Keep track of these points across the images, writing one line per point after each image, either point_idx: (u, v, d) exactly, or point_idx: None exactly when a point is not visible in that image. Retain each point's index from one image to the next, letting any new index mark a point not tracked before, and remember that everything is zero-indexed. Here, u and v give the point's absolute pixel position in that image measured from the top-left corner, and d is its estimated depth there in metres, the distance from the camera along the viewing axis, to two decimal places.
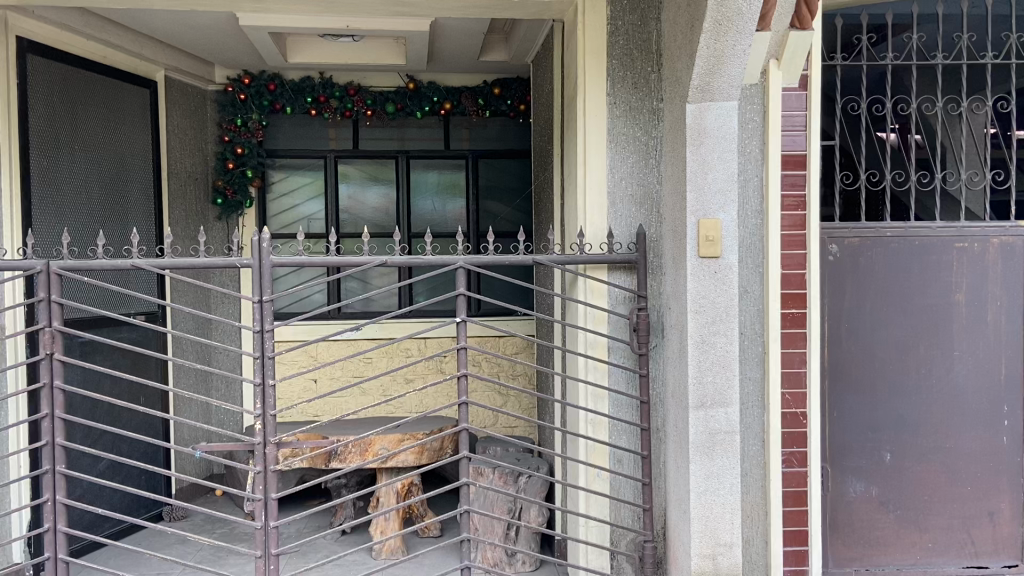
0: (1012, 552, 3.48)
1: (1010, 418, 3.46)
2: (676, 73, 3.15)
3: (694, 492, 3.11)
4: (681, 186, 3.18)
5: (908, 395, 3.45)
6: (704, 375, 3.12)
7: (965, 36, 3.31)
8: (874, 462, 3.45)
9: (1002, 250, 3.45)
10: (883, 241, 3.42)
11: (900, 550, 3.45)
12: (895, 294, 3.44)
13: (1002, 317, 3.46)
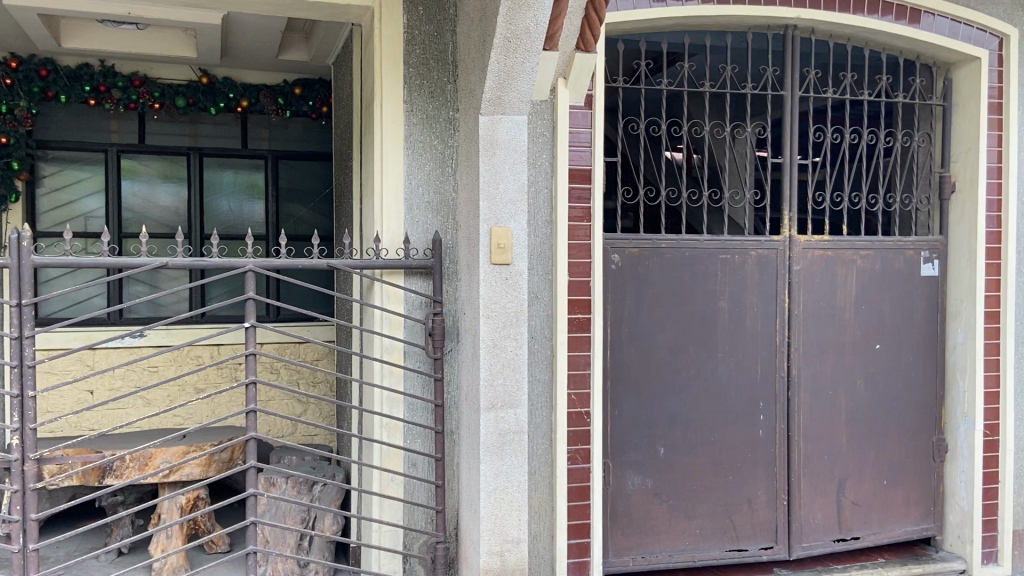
0: (767, 535, 3.89)
1: (764, 412, 3.86)
2: (470, 85, 3.25)
3: (485, 492, 3.20)
4: (474, 195, 3.27)
5: (679, 393, 3.76)
6: (495, 379, 3.21)
7: (729, 68, 3.69)
8: (650, 457, 3.73)
9: (759, 262, 3.84)
10: (658, 252, 3.71)
11: (671, 537, 3.76)
12: (668, 300, 3.74)
13: (759, 322, 3.86)
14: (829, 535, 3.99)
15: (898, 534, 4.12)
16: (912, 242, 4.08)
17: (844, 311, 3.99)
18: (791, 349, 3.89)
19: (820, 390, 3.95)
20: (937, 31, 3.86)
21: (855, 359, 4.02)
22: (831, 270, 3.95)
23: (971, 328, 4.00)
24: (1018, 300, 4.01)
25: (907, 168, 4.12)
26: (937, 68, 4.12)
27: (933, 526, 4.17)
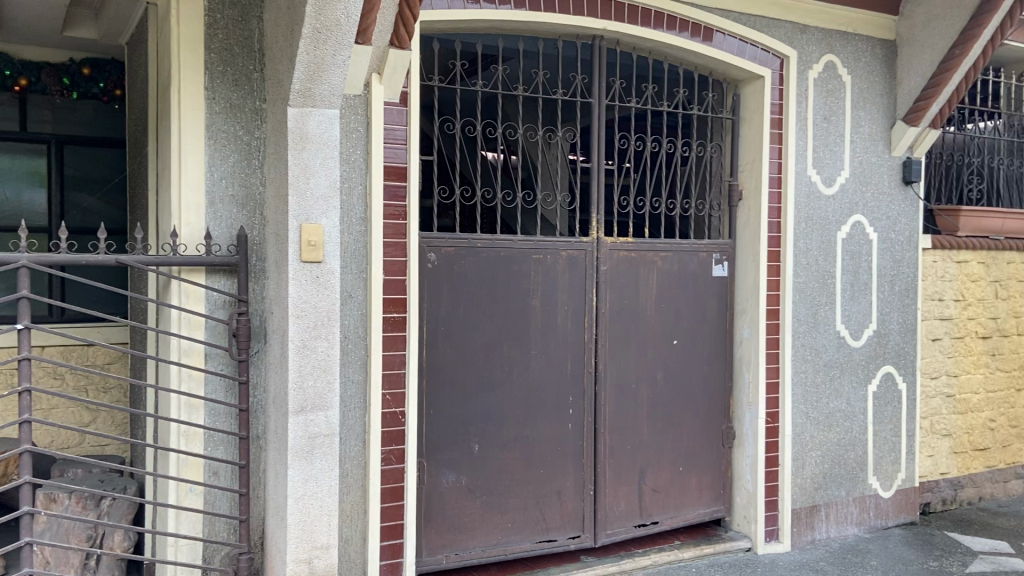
0: (575, 524, 4.05)
1: (574, 407, 4.02)
2: (278, 76, 3.12)
3: (292, 498, 3.08)
4: (283, 190, 3.14)
5: (493, 390, 3.83)
6: (305, 380, 3.10)
7: (540, 73, 3.82)
8: (464, 454, 3.77)
9: (569, 262, 3.99)
10: (473, 251, 3.75)
11: (484, 532, 3.82)
12: (483, 299, 3.79)
13: (569, 320, 4.00)
14: (631, 521, 4.23)
15: (693, 517, 4.43)
16: (705, 245, 4.40)
17: (646, 309, 4.23)
18: (598, 345, 4.07)
19: (625, 384, 4.17)
20: (727, 50, 4.19)
21: (656, 355, 4.27)
22: (634, 270, 4.18)
23: (755, 324, 4.38)
24: (795, 300, 4.43)
25: (702, 175, 4.43)
26: (728, 84, 4.47)
27: (723, 508, 4.52)
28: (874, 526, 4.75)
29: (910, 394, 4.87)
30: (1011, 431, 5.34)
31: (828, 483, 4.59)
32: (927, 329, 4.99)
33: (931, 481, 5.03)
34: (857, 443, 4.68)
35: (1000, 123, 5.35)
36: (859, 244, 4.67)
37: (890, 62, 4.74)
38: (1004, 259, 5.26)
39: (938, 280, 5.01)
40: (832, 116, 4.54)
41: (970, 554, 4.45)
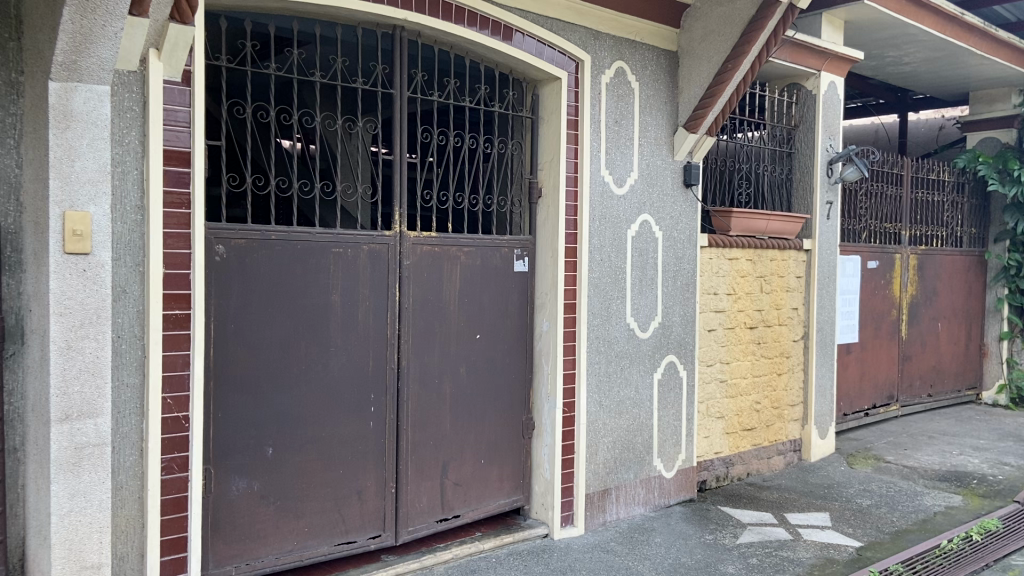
0: (375, 524, 3.98)
1: (375, 404, 3.93)
2: (36, 44, 2.75)
3: (56, 516, 2.77)
4: (42, 173, 2.79)
5: (289, 391, 3.65)
6: (70, 386, 2.78)
7: (339, 60, 3.68)
8: (258, 458, 3.57)
9: (370, 256, 3.89)
10: (267, 244, 3.55)
11: (279, 539, 3.65)
12: (279, 295, 3.60)
13: (370, 316, 3.91)
14: (433, 516, 4.23)
15: (493, 508, 4.51)
16: (507, 241, 4.47)
17: (449, 304, 4.23)
18: (401, 341, 4.01)
19: (428, 380, 4.15)
20: (525, 50, 4.28)
21: (459, 349, 4.29)
22: (437, 265, 4.16)
23: (553, 318, 4.52)
24: (589, 294, 4.63)
25: (503, 172, 4.50)
26: (527, 83, 4.57)
27: (522, 498, 4.64)
28: (658, 505, 5.09)
29: (690, 380, 5.26)
30: (774, 411, 5.92)
31: (618, 467, 4.85)
32: (705, 320, 5.42)
33: (707, 460, 5.48)
34: (644, 428, 4.98)
35: (764, 133, 5.86)
36: (646, 241, 4.96)
37: (673, 71, 5.07)
38: (768, 256, 5.81)
39: (713, 275, 5.46)
40: (622, 119, 4.79)
41: (739, 526, 4.90)
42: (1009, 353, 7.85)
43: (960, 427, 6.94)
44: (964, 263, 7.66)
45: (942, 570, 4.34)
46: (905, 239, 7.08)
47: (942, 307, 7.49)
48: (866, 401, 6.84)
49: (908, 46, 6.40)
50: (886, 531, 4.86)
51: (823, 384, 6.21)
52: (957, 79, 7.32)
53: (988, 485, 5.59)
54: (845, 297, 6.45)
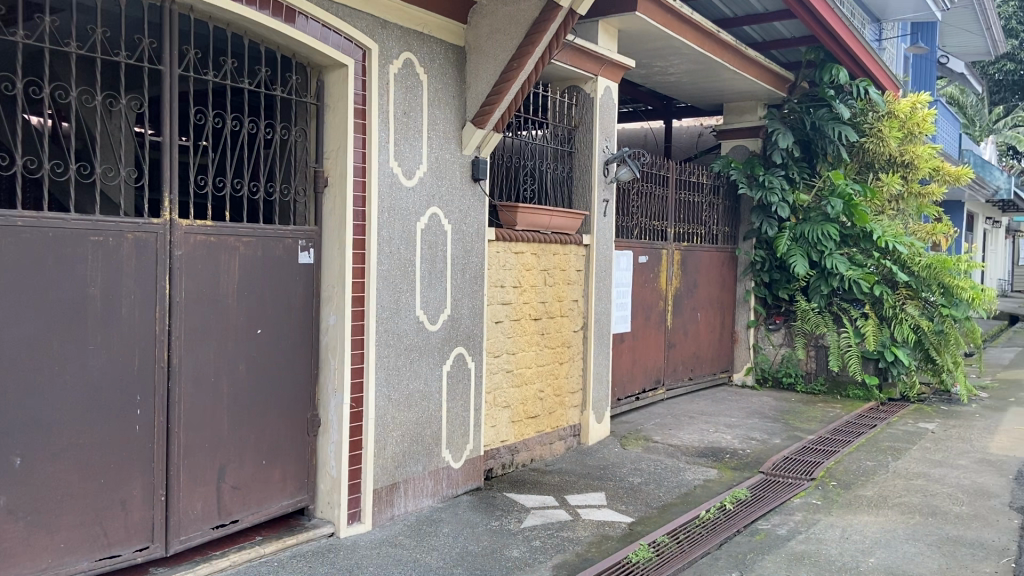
0: (143, 535, 3.66)
1: (142, 407, 3.61)
2: None
3: None
4: None
5: (39, 395, 3.25)
6: None
7: (99, 29, 3.31)
8: (2, 470, 3.16)
9: (136, 246, 3.55)
10: (11, 230, 3.14)
11: (28, 559, 3.26)
12: (25, 288, 3.20)
13: (136, 311, 3.57)
14: (208, 523, 3.96)
15: (275, 510, 4.31)
16: (290, 231, 4.28)
17: (226, 297, 3.96)
18: (171, 338, 3.71)
19: (202, 379, 3.87)
20: (309, 34, 4.11)
21: (236, 346, 4.04)
22: (212, 256, 3.89)
23: (340, 311, 4.40)
24: (378, 287, 4.56)
25: (285, 159, 4.30)
26: (311, 68, 4.40)
27: (306, 498, 4.48)
28: (446, 495, 5.13)
29: (477, 371, 5.36)
30: (556, 398, 6.18)
31: (406, 460, 4.83)
32: (492, 312, 5.55)
33: (493, 449, 5.61)
34: (433, 420, 5.00)
35: (547, 131, 6.11)
36: (435, 234, 4.98)
37: (460, 66, 5.13)
38: (551, 250, 6.06)
39: (500, 268, 5.60)
40: (411, 111, 4.77)
41: (523, 510, 5.08)
42: (754, 340, 8.80)
43: (715, 407, 7.68)
44: (719, 259, 8.47)
45: (701, 538, 4.79)
46: (671, 236, 7.68)
47: (701, 299, 8.23)
48: (637, 386, 7.35)
49: (673, 57, 6.95)
50: (654, 506, 5.27)
51: (600, 371, 6.58)
52: (714, 91, 8.07)
53: (738, 458, 6.24)
54: (619, 289, 6.88)
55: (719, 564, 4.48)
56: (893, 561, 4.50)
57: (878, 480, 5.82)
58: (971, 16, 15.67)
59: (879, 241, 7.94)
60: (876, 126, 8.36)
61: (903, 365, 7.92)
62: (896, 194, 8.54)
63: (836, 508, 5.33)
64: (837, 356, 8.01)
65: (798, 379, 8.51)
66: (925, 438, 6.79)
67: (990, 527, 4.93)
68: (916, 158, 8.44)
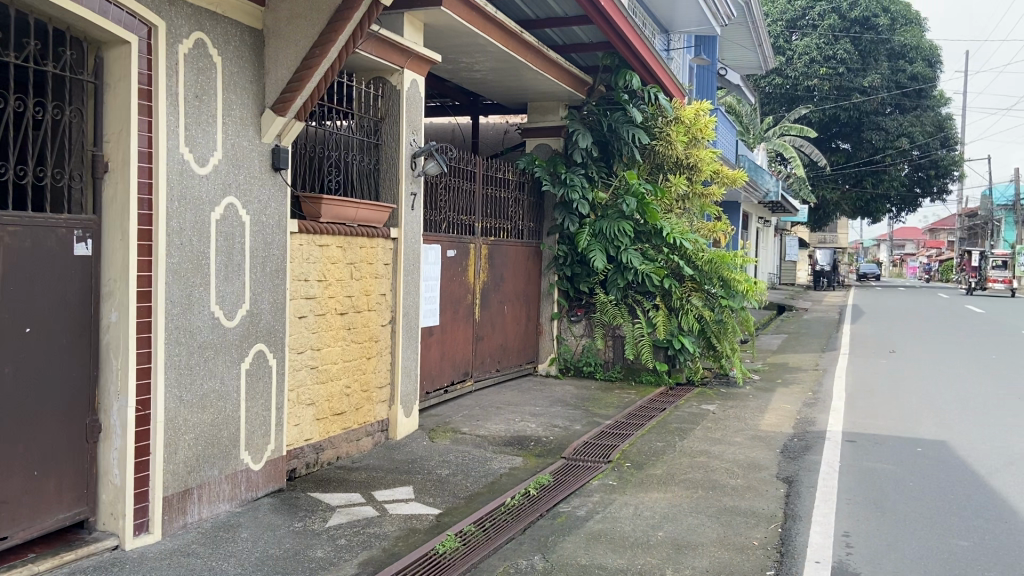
0: None
1: None
2: None
3: None
4: None
5: None
6: None
7: None
8: None
9: None
10: None
11: None
12: None
13: None
14: None
15: (49, 525, 3.91)
16: (64, 220, 3.89)
17: None
18: None
19: None
20: (85, 5, 3.75)
21: (2, 347, 3.62)
22: None
23: (124, 308, 4.07)
24: (167, 281, 4.26)
25: (58, 141, 3.90)
26: (88, 43, 4.03)
27: (86, 509, 4.10)
28: (245, 500, 4.90)
29: (279, 369, 5.16)
30: (363, 394, 6.09)
31: (201, 464, 4.55)
32: (295, 307, 5.36)
33: (297, 448, 5.43)
34: (230, 421, 4.75)
35: (352, 122, 6.01)
36: (231, 225, 4.72)
37: (258, 49, 4.92)
38: (358, 244, 5.95)
39: (303, 262, 5.42)
40: (203, 94, 4.49)
41: (328, 510, 4.96)
42: (558, 331, 9.16)
43: (520, 397, 7.92)
44: (525, 254, 8.73)
45: (506, 525, 4.93)
46: (478, 231, 7.81)
47: (508, 292, 8.44)
48: (445, 379, 7.41)
49: (478, 54, 7.07)
50: (461, 496, 5.35)
51: (408, 365, 6.56)
52: (519, 90, 8.30)
53: (542, 445, 6.48)
54: (427, 283, 6.90)
55: (523, 548, 4.63)
56: (679, 533, 4.86)
57: (667, 460, 6.26)
58: (745, 33, 17.32)
59: (669, 237, 8.52)
60: (664, 130, 9.04)
61: (688, 352, 8.64)
62: (682, 194, 9.24)
63: (629, 487, 5.69)
64: (631, 345, 8.58)
65: (597, 367, 8.99)
66: (707, 419, 7.41)
67: (761, 497, 5.47)
68: (700, 161, 9.16)
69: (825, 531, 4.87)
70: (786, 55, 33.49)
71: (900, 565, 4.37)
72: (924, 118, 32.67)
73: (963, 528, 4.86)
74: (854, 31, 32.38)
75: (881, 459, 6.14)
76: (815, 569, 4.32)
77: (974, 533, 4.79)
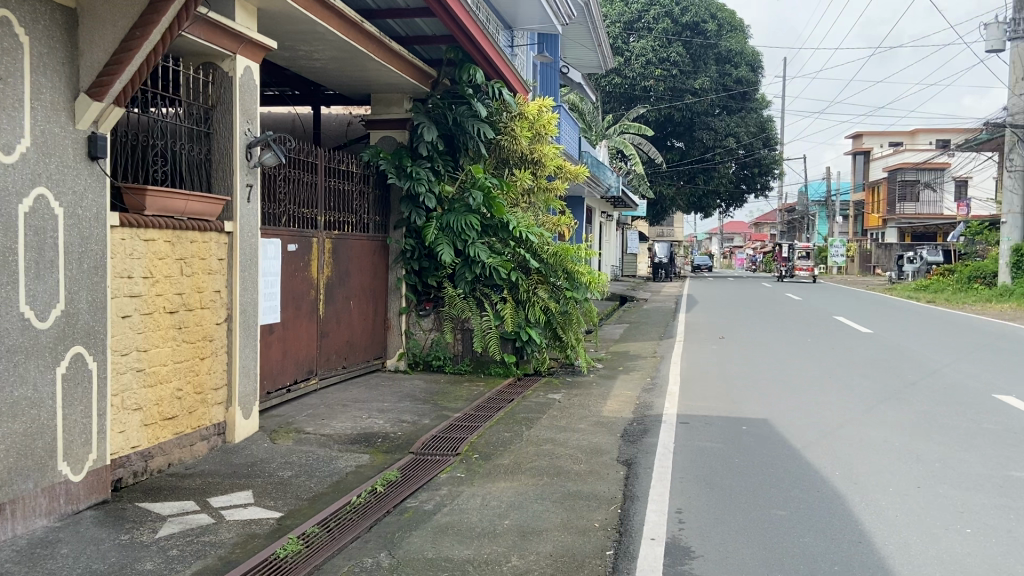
0: None
1: None
2: None
3: None
4: None
5: None
6: None
7: None
8: None
9: None
10: None
11: None
12: None
13: None
14: None
15: None
16: None
17: None
18: None
19: None
20: None
21: None
22: None
23: None
24: None
25: None
26: None
27: None
28: (64, 514, 4.52)
29: (100, 372, 4.79)
30: (196, 397, 5.78)
31: (12, 478, 4.15)
32: (117, 306, 4.99)
33: (122, 457, 5.08)
34: (45, 431, 4.37)
35: (180, 110, 5.69)
36: (43, 219, 4.34)
37: (71, 29, 4.54)
38: (188, 238, 5.63)
39: (126, 257, 5.06)
40: (7, 77, 4.10)
41: (159, 519, 4.68)
42: (406, 326, 9.07)
43: (367, 393, 7.80)
44: (370, 247, 8.58)
45: (351, 524, 4.84)
46: (321, 225, 7.60)
47: (353, 287, 8.28)
48: (287, 378, 7.17)
49: (317, 43, 6.87)
50: (304, 498, 5.19)
51: (246, 365, 6.29)
52: (362, 81, 8.15)
53: (389, 441, 6.41)
54: (267, 279, 6.64)
55: (369, 546, 4.56)
56: (524, 520, 4.96)
57: (514, 449, 6.37)
58: (584, 33, 17.86)
59: (515, 231, 8.67)
60: (509, 125, 9.18)
61: (535, 343, 8.85)
62: (527, 188, 9.44)
63: (476, 479, 5.74)
64: (480, 338, 8.62)
65: (446, 361, 9.04)
66: (553, 407, 7.61)
67: (602, 480, 5.68)
68: (544, 156, 9.40)
69: (660, 509, 5.12)
70: (625, 56, 34.61)
71: (727, 536, 4.67)
72: (748, 120, 35.19)
73: (781, 499, 5.27)
74: (685, 35, 34.31)
75: (711, 439, 6.54)
76: (651, 545, 4.54)
77: (791, 503, 5.20)
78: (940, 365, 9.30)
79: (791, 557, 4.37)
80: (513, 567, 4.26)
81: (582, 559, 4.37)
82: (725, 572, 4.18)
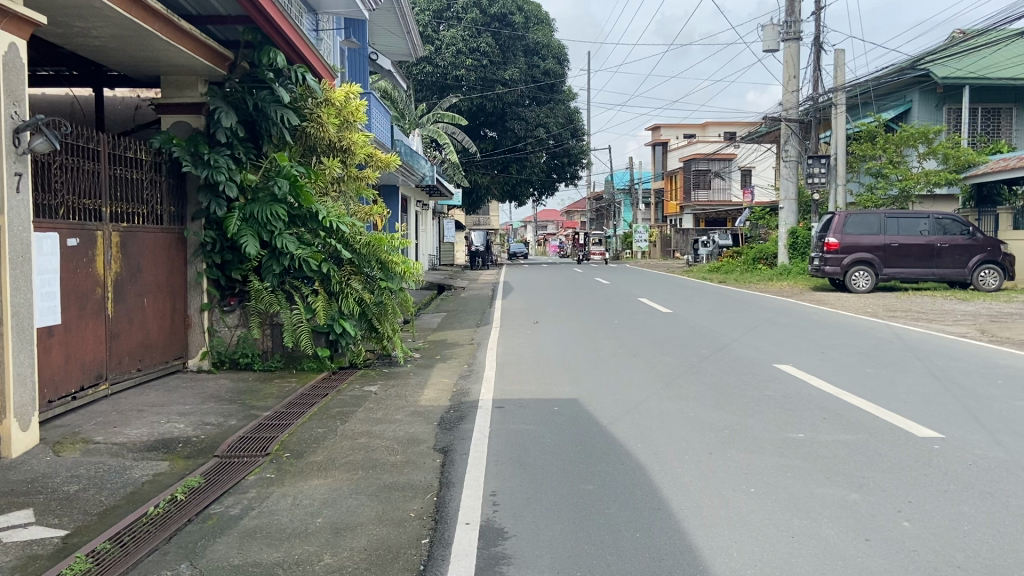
0: None
1: None
2: None
3: None
4: None
5: None
6: None
7: None
8: None
9: None
10: None
11: None
12: None
13: None
14: None
15: None
16: None
17: None
18: None
19: None
20: None
21: None
22: None
23: None
24: None
25: None
26: None
27: None
28: None
29: None
30: None
31: None
32: None
33: None
34: None
35: None
36: None
37: None
38: None
39: None
40: None
41: None
42: (208, 323, 8.57)
43: (168, 396, 7.31)
44: (164, 241, 8.03)
45: (150, 535, 4.52)
46: (107, 216, 7.02)
47: (146, 283, 7.71)
48: (72, 385, 6.56)
49: (95, 19, 6.30)
50: (94, 512, 4.78)
51: (21, 372, 5.67)
52: (151, 61, 7.56)
53: (191, 446, 6.04)
54: (42, 277, 6.01)
55: (168, 558, 4.26)
56: (338, 516, 4.85)
57: (327, 445, 6.21)
58: (392, 20, 17.67)
59: (325, 221, 8.45)
60: (315, 112, 8.95)
61: (349, 336, 8.69)
62: (336, 176, 9.24)
63: (288, 478, 5.53)
64: (290, 332, 8.37)
65: (255, 358, 8.64)
66: (369, 400, 7.51)
67: (417, 469, 5.66)
68: (353, 144, 9.26)
69: (475, 493, 5.19)
70: (435, 45, 34.42)
71: (539, 515, 4.80)
72: (557, 111, 36.53)
73: (589, 474, 5.50)
74: (493, 26, 34.75)
75: (525, 421, 6.72)
76: (465, 530, 4.58)
77: (598, 477, 5.44)
78: (729, 339, 10.11)
79: (597, 528, 4.58)
80: (326, 565, 4.15)
81: (396, 550, 4.33)
82: (536, 549, 4.30)
